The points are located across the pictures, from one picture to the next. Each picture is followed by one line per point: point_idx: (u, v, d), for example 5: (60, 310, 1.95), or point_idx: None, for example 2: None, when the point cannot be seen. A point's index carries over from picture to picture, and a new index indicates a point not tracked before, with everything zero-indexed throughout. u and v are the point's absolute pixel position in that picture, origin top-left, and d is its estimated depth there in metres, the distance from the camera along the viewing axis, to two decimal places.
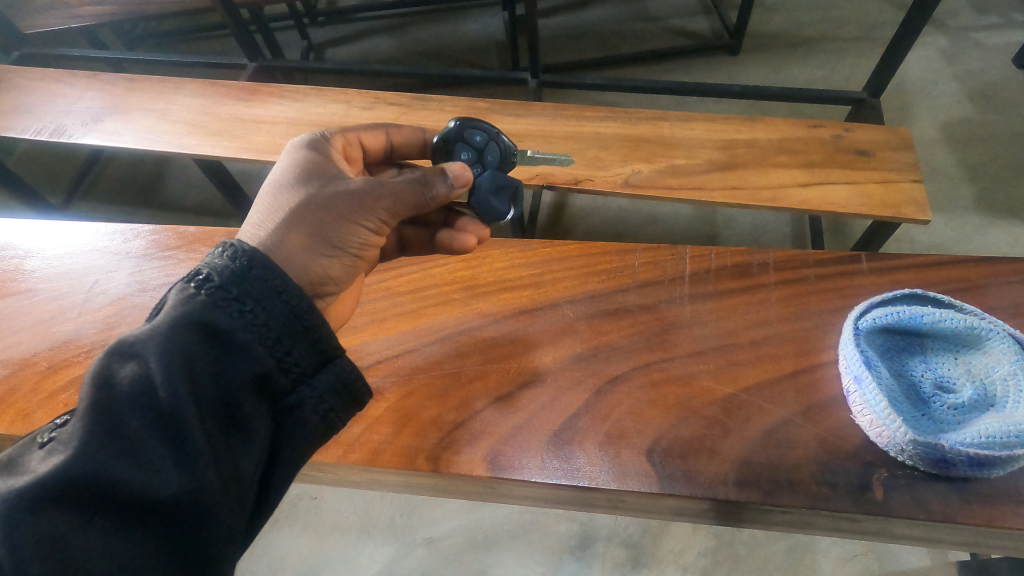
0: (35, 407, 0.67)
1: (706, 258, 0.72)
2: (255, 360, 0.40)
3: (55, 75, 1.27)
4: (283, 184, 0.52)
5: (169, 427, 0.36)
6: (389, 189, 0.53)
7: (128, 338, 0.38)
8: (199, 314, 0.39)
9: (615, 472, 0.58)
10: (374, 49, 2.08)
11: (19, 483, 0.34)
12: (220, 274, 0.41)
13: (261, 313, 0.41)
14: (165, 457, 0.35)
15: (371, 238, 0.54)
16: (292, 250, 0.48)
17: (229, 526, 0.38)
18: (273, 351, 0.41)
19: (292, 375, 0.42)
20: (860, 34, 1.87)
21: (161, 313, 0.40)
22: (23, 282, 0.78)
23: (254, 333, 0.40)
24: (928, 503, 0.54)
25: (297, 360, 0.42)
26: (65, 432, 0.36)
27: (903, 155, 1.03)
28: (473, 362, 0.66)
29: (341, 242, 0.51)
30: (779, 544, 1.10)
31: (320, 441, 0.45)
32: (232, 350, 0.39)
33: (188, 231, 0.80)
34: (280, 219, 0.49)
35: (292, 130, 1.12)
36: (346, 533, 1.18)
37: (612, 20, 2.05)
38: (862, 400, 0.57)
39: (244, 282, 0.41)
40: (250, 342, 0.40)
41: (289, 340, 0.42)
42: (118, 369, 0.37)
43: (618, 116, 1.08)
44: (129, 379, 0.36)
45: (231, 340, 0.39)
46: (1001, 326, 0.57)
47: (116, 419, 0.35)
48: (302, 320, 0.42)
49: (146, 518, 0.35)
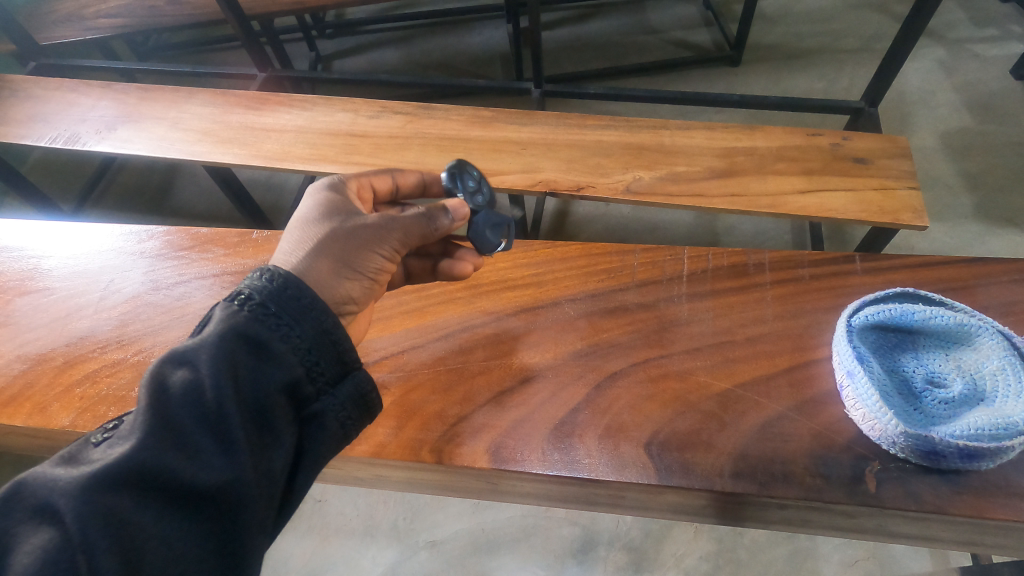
0: (51, 400, 0.69)
1: (704, 259, 0.74)
2: (288, 368, 0.42)
3: (69, 85, 1.31)
4: (307, 219, 0.54)
5: (215, 424, 0.38)
6: (398, 222, 0.56)
7: (179, 348, 0.40)
8: (242, 326, 0.42)
9: (614, 464, 0.59)
10: (381, 61, 2.13)
11: (82, 472, 0.35)
12: (258, 295, 0.44)
13: (295, 327, 0.43)
14: (210, 450, 0.37)
15: (386, 265, 0.56)
16: (320, 275, 0.50)
17: (260, 520, 0.39)
18: (304, 360, 0.43)
19: (317, 384, 0.44)
20: (859, 46, 1.90)
21: (207, 327, 0.42)
22: (41, 280, 0.81)
23: (289, 344, 0.43)
24: (920, 495, 0.56)
25: (323, 370, 0.44)
26: (123, 428, 0.38)
27: (900, 162, 1.04)
28: (476, 358, 0.68)
29: (359, 267, 0.53)
30: (780, 549, 1.11)
31: (338, 449, 0.46)
32: (270, 358, 0.42)
33: (201, 232, 0.83)
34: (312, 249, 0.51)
35: (301, 138, 1.15)
36: (349, 536, 1.19)
37: (615, 32, 2.09)
38: (855, 395, 0.58)
39: (280, 299, 0.44)
40: (285, 352, 0.42)
41: (318, 350, 0.44)
42: (170, 374, 0.39)
43: (619, 125, 1.11)
44: (181, 382, 0.38)
45: (269, 350, 0.42)
46: (990, 323, 0.58)
47: (169, 417, 0.37)
48: (330, 334, 0.45)
49: (191, 507, 0.36)
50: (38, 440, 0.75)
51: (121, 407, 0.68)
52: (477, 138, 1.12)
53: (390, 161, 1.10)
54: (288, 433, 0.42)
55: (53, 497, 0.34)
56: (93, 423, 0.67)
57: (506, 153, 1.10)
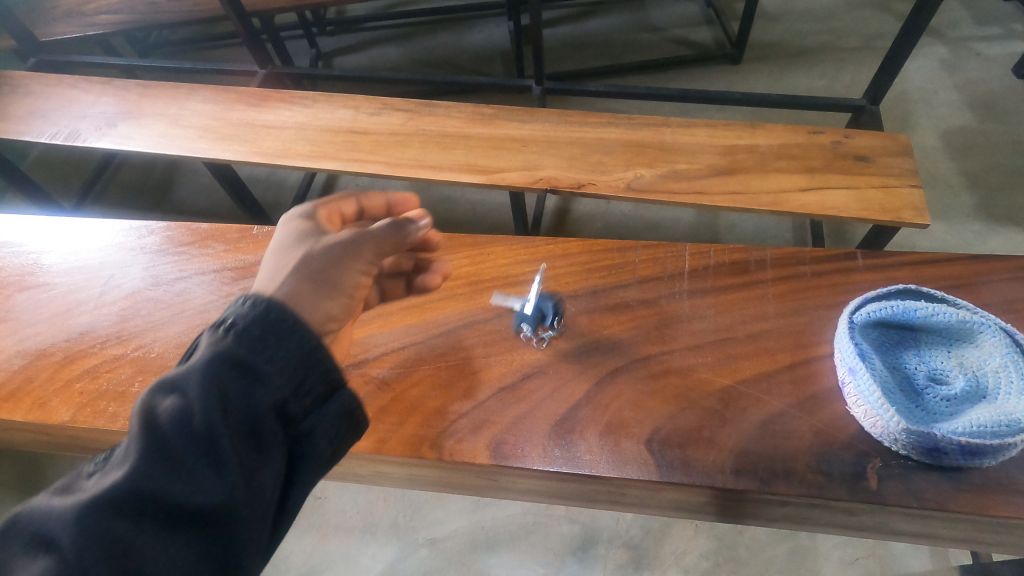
0: (51, 396, 0.69)
1: (705, 255, 0.74)
2: (275, 389, 0.41)
3: (70, 81, 1.31)
4: (280, 247, 0.53)
5: (204, 448, 0.37)
6: (369, 235, 0.55)
7: (168, 376, 0.40)
8: (228, 352, 0.41)
9: (615, 461, 0.59)
10: (382, 58, 2.12)
11: (76, 501, 0.35)
12: (243, 319, 0.43)
13: (282, 346, 0.42)
14: (202, 473, 0.37)
15: (363, 281, 0.55)
16: (300, 293, 0.49)
17: (257, 540, 0.38)
18: (291, 380, 0.42)
19: (305, 403, 0.43)
20: (861, 44, 1.90)
21: (194, 354, 0.42)
22: (41, 276, 0.81)
23: (275, 365, 0.42)
24: (921, 492, 0.55)
25: (311, 387, 0.43)
26: (117, 457, 0.37)
27: (902, 160, 1.04)
28: (477, 355, 0.67)
29: (337, 282, 0.52)
30: (781, 547, 1.11)
31: (331, 465, 0.45)
32: (257, 379, 0.41)
33: (201, 228, 0.83)
34: (293, 268, 0.51)
35: (302, 135, 1.14)
36: (349, 533, 1.19)
37: (616, 30, 2.08)
38: (857, 391, 0.58)
39: (265, 321, 0.43)
40: (271, 373, 0.41)
41: (304, 369, 0.43)
42: (159, 402, 0.38)
43: (620, 122, 1.11)
44: (169, 409, 0.38)
45: (256, 371, 0.41)
46: (992, 320, 0.58)
47: (159, 443, 0.37)
48: (316, 353, 0.44)
49: (186, 529, 0.36)
50: (38, 435, 0.75)
51: (120, 402, 0.68)
52: (478, 135, 1.12)
53: (391, 158, 1.10)
54: (277, 454, 0.41)
55: (52, 527, 0.34)
56: (93, 418, 0.67)
57: (507, 150, 1.09)
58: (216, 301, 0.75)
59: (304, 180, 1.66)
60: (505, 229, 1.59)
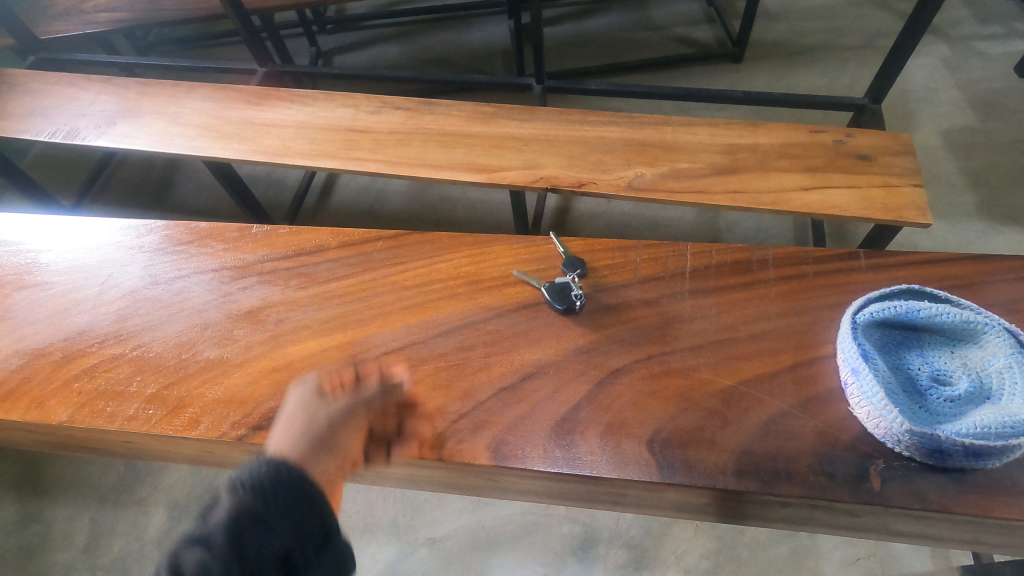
0: (49, 395, 0.69)
1: (707, 255, 0.73)
2: (283, 546, 0.44)
3: (69, 80, 1.30)
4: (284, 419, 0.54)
5: None
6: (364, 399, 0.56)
7: (189, 529, 0.43)
8: (243, 510, 0.43)
9: (616, 462, 0.59)
10: (382, 56, 2.12)
11: None
12: (260, 471, 0.46)
13: (294, 498, 0.46)
14: None
15: (356, 446, 0.54)
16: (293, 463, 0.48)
17: None
18: (296, 536, 0.45)
19: (306, 556, 0.45)
20: (862, 43, 1.89)
21: (210, 509, 0.44)
22: (39, 275, 0.80)
23: (284, 522, 0.44)
24: (925, 494, 0.55)
25: (311, 539, 0.46)
26: None
27: (904, 159, 1.04)
28: (478, 354, 0.67)
29: (331, 448, 0.51)
30: (781, 547, 1.10)
31: None
32: (267, 530, 0.43)
33: (200, 227, 0.82)
34: (295, 436, 0.51)
35: (301, 133, 1.14)
36: (348, 533, 1.19)
37: (616, 28, 2.08)
38: (859, 392, 0.57)
39: (277, 480, 0.46)
40: (279, 531, 0.44)
41: (308, 525, 0.46)
42: (183, 552, 0.41)
43: (621, 121, 1.10)
44: (188, 567, 0.41)
45: (268, 531, 0.44)
46: (997, 320, 0.58)
47: None
48: (319, 504, 0.47)
49: None
50: (35, 435, 0.74)
51: (119, 402, 0.68)
52: (478, 134, 1.11)
53: (391, 157, 1.09)
54: None
55: None
56: (91, 418, 0.67)
57: (507, 149, 1.09)
58: (215, 301, 0.75)
59: (304, 179, 1.65)
60: (505, 228, 1.58)
